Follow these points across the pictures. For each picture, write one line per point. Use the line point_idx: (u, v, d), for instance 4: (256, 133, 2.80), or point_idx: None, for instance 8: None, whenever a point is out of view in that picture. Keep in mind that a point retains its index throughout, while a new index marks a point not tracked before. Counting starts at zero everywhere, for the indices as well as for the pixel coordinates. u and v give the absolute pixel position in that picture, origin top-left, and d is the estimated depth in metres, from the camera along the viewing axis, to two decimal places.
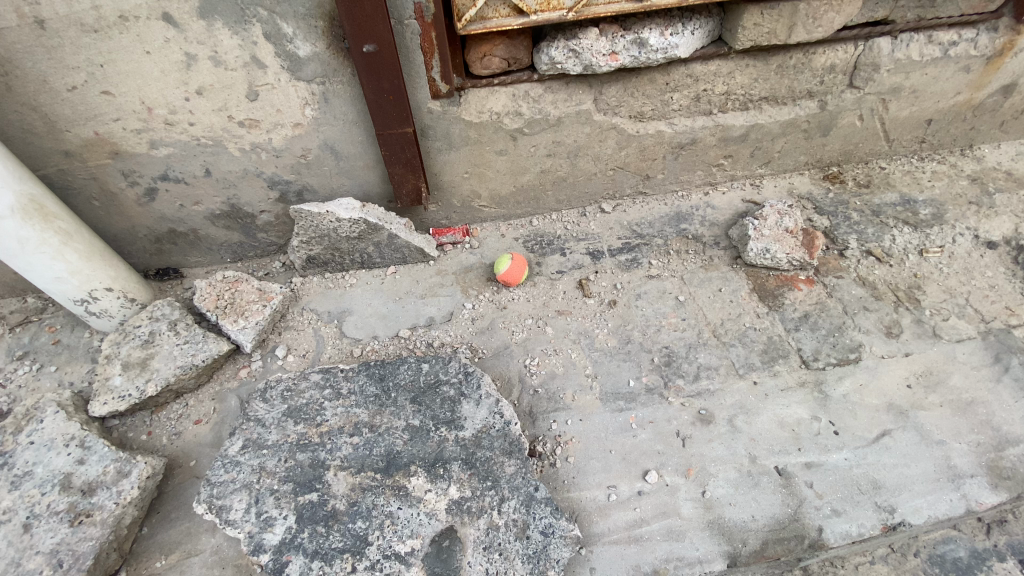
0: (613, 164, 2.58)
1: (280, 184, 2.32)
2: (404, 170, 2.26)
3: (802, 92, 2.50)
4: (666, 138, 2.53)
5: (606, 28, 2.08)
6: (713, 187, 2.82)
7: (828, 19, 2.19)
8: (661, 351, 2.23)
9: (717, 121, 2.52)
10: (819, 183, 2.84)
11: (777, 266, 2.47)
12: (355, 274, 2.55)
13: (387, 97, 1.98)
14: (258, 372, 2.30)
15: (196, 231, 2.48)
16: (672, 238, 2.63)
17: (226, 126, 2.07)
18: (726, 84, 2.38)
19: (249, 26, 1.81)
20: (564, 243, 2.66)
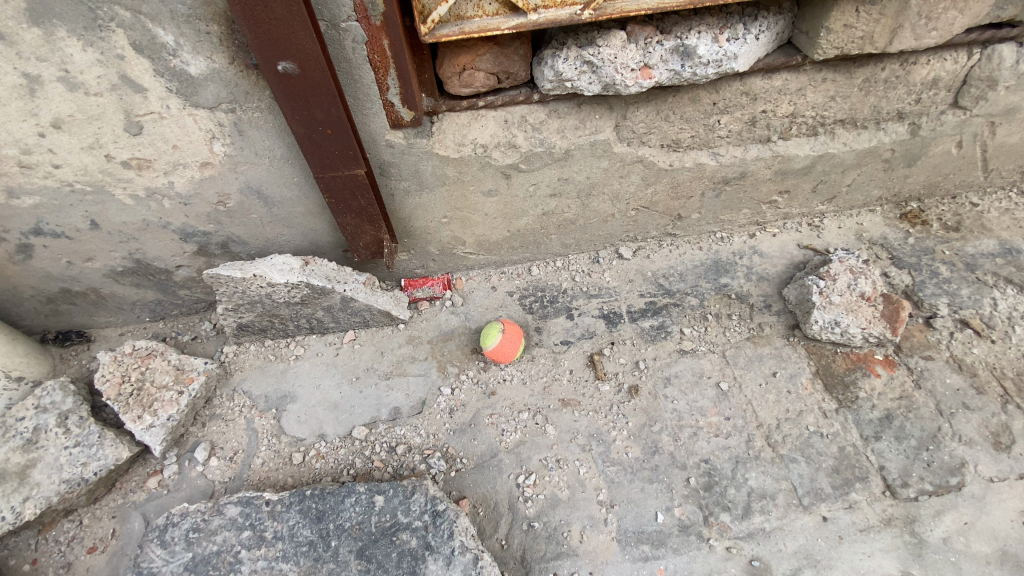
0: (636, 204, 1.96)
1: (196, 235, 1.75)
2: (359, 219, 1.68)
3: (891, 113, 1.92)
4: (707, 172, 1.89)
5: (636, 31, 1.46)
6: (761, 227, 2.22)
7: (946, 20, 1.58)
8: (698, 467, 1.68)
9: (775, 151, 1.90)
10: (895, 223, 2.25)
11: (847, 342, 1.90)
12: (303, 342, 2.01)
13: (324, 131, 1.39)
14: (172, 480, 1.79)
15: (97, 290, 1.93)
16: (709, 298, 2.03)
17: (105, 168, 1.50)
18: (793, 104, 1.77)
19: (107, 34, 1.23)
20: (570, 301, 2.07)
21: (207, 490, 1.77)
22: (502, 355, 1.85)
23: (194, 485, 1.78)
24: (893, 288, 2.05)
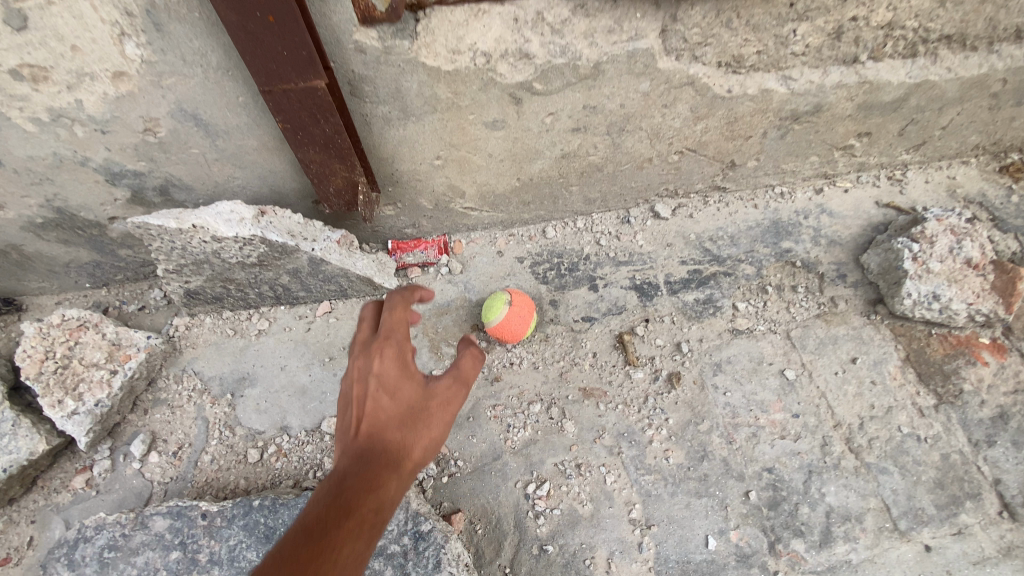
0: (679, 145, 1.55)
1: (126, 177, 1.40)
2: (325, 156, 1.30)
3: (1008, 29, 1.45)
4: (772, 102, 1.48)
5: None
6: (829, 181, 1.80)
7: None
8: (759, 478, 1.30)
9: (862, 76, 1.48)
10: (997, 177, 1.82)
11: (947, 323, 1.49)
12: (268, 314, 1.65)
13: (264, 19, 1.01)
14: (103, 479, 1.46)
15: (20, 248, 1.59)
16: (768, 265, 1.64)
17: None
18: (892, 10, 1.33)
19: None
20: (594, 268, 1.69)
21: (145, 493, 1.44)
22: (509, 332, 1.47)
23: (130, 485, 1.45)
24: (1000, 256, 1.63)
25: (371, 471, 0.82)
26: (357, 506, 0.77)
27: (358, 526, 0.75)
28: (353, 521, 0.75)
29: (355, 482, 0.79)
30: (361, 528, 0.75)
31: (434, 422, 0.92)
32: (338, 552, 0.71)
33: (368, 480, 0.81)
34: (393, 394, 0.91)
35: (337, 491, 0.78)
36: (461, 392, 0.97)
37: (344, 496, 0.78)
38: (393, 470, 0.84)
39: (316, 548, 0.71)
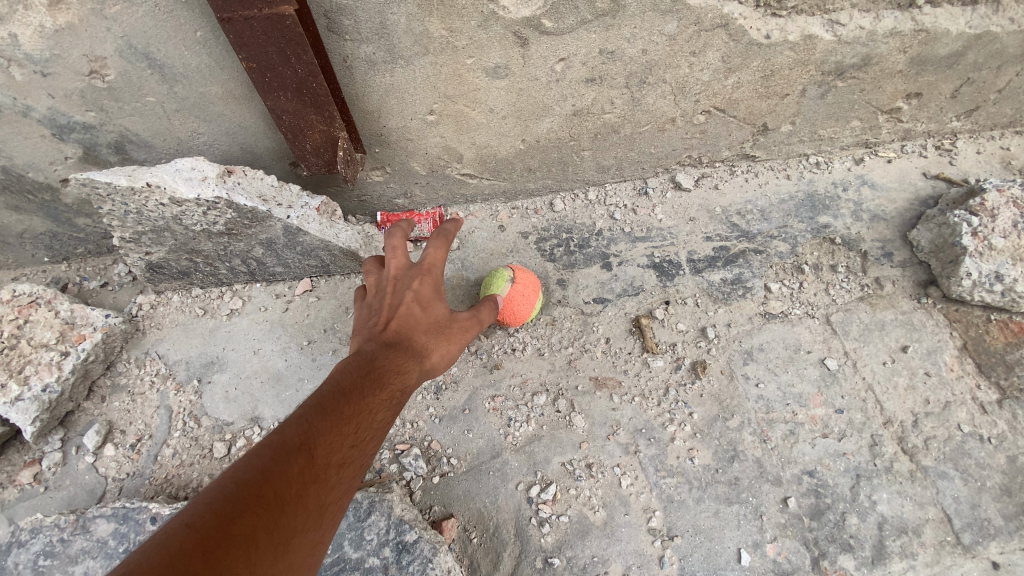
0: (707, 102, 1.37)
1: (74, 131, 1.23)
2: (298, 104, 1.12)
3: None
4: (816, 51, 1.29)
5: None
6: (871, 151, 1.62)
7: None
8: (799, 483, 1.13)
9: (919, 22, 1.28)
10: None
11: (1011, 307, 1.31)
12: (242, 292, 1.48)
13: None
14: (52, 474, 1.28)
15: None
16: (803, 243, 1.46)
17: None
18: None
19: None
20: (607, 245, 1.51)
21: (97, 490, 1.27)
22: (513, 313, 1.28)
23: (80, 482, 1.28)
24: None
25: (401, 360, 0.88)
26: (387, 388, 0.82)
27: (386, 407, 0.81)
28: (383, 399, 0.81)
29: (386, 366, 0.84)
30: (386, 408, 0.81)
31: (456, 341, 1.00)
32: (367, 426, 0.76)
33: (398, 368, 0.86)
34: (428, 303, 0.98)
35: (370, 368, 0.82)
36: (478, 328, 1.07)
37: (377, 376, 0.82)
38: (416, 366, 0.90)
39: (354, 414, 0.75)
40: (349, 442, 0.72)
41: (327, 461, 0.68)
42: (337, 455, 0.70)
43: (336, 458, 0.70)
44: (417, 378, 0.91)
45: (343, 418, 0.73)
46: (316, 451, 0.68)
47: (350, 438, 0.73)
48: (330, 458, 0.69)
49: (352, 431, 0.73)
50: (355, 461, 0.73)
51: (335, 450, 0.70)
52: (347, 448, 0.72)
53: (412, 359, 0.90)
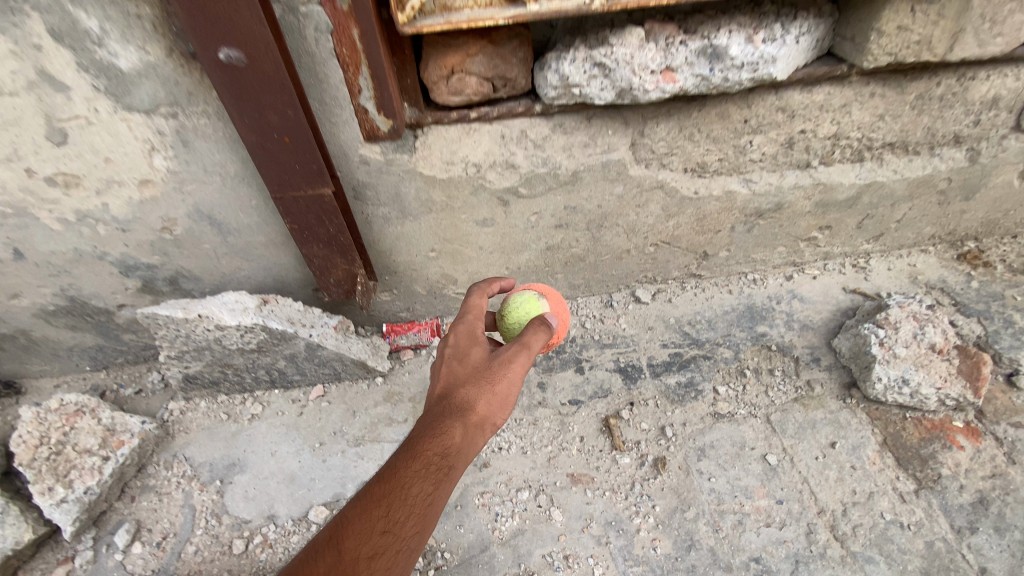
0: (655, 238, 1.72)
1: (138, 269, 1.50)
2: (327, 250, 1.41)
3: (945, 136, 1.65)
4: (736, 201, 1.64)
5: (656, 29, 1.22)
6: (799, 269, 1.94)
7: (1013, 23, 1.36)
8: (747, 569, 1.31)
9: (816, 179, 1.64)
10: (952, 265, 1.97)
11: (919, 406, 1.56)
12: (261, 398, 1.70)
13: (281, 140, 1.15)
14: (82, 572, 1.41)
15: (28, 333, 1.65)
16: (745, 350, 1.74)
17: (26, 187, 1.27)
18: (835, 123, 1.52)
19: (19, 17, 1.01)
20: (580, 352, 1.77)
21: None
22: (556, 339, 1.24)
23: None
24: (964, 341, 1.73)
25: (437, 424, 0.95)
26: (422, 461, 0.91)
27: (419, 480, 0.90)
28: (419, 471, 0.90)
29: (424, 439, 0.94)
30: (426, 480, 0.90)
31: (505, 382, 1.01)
32: (400, 505, 0.87)
33: (437, 436, 0.94)
34: (470, 357, 1.06)
35: (405, 448, 0.94)
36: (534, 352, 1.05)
37: (409, 449, 0.93)
38: (459, 422, 0.96)
39: (381, 500, 0.87)
40: (379, 527, 0.84)
41: (355, 550, 0.81)
42: (368, 544, 0.82)
43: (366, 548, 0.82)
44: (462, 432, 0.96)
45: (369, 509, 0.85)
46: (344, 545, 0.81)
47: (381, 523, 0.85)
48: (360, 549, 0.81)
49: (383, 515, 0.85)
50: (390, 545, 0.84)
51: (363, 542, 0.82)
52: (378, 534, 0.84)
53: (455, 417, 0.97)
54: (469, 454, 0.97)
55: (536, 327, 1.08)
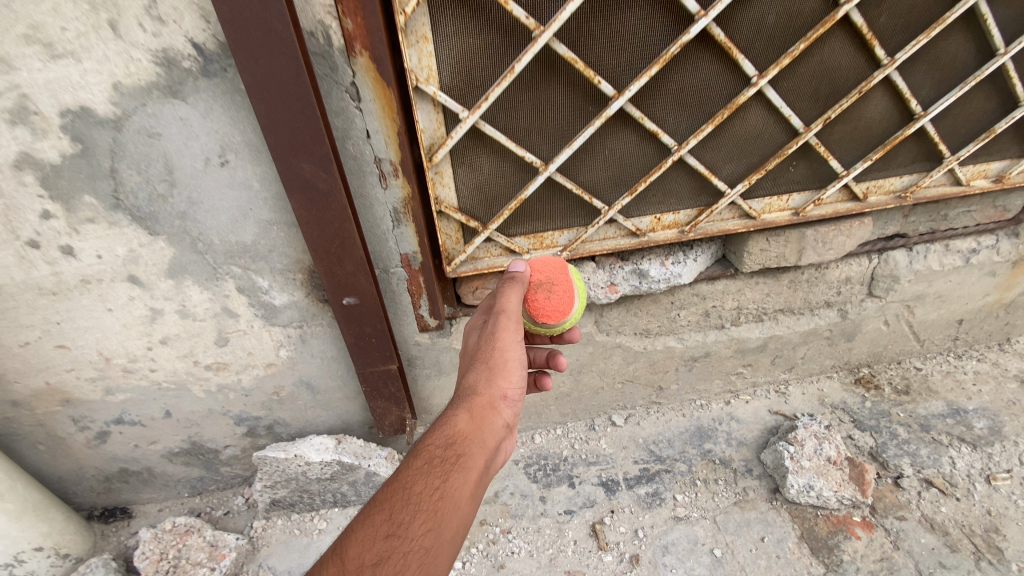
0: (621, 378, 2.37)
1: (249, 419, 2.09)
2: (387, 402, 2.02)
3: (819, 302, 2.31)
4: (676, 353, 2.32)
5: (603, 259, 1.96)
6: (734, 395, 2.56)
7: (839, 242, 2.06)
8: None
9: (730, 334, 2.32)
10: (852, 388, 2.58)
11: (825, 505, 2.09)
12: (326, 515, 2.20)
13: (369, 340, 1.80)
14: None
15: (151, 469, 2.18)
16: (696, 464, 2.30)
17: (191, 371, 1.89)
18: (737, 300, 2.21)
19: (221, 282, 1.68)
20: (571, 470, 2.32)
21: None
22: (546, 280, 1.43)
23: None
24: (858, 451, 2.32)
25: (440, 424, 1.19)
26: (427, 459, 1.10)
27: (420, 474, 1.06)
28: (421, 466, 1.08)
29: (428, 444, 1.14)
30: (429, 474, 1.07)
31: (495, 354, 1.30)
32: (406, 503, 1.01)
33: (439, 435, 1.16)
34: (469, 363, 1.35)
35: (410, 455, 1.12)
36: (515, 326, 1.33)
37: (415, 453, 1.12)
38: (460, 412, 1.20)
39: (384, 504, 1.02)
40: (382, 532, 0.97)
41: (363, 557, 0.93)
42: (373, 549, 0.94)
43: (370, 555, 0.93)
44: (462, 418, 1.19)
45: (373, 518, 0.99)
46: (350, 554, 0.94)
47: (385, 526, 0.98)
48: (365, 555, 0.93)
49: (387, 519, 0.99)
50: (394, 545, 0.95)
51: (367, 547, 0.94)
52: (384, 538, 0.96)
53: (455, 416, 1.21)
54: (474, 445, 1.17)
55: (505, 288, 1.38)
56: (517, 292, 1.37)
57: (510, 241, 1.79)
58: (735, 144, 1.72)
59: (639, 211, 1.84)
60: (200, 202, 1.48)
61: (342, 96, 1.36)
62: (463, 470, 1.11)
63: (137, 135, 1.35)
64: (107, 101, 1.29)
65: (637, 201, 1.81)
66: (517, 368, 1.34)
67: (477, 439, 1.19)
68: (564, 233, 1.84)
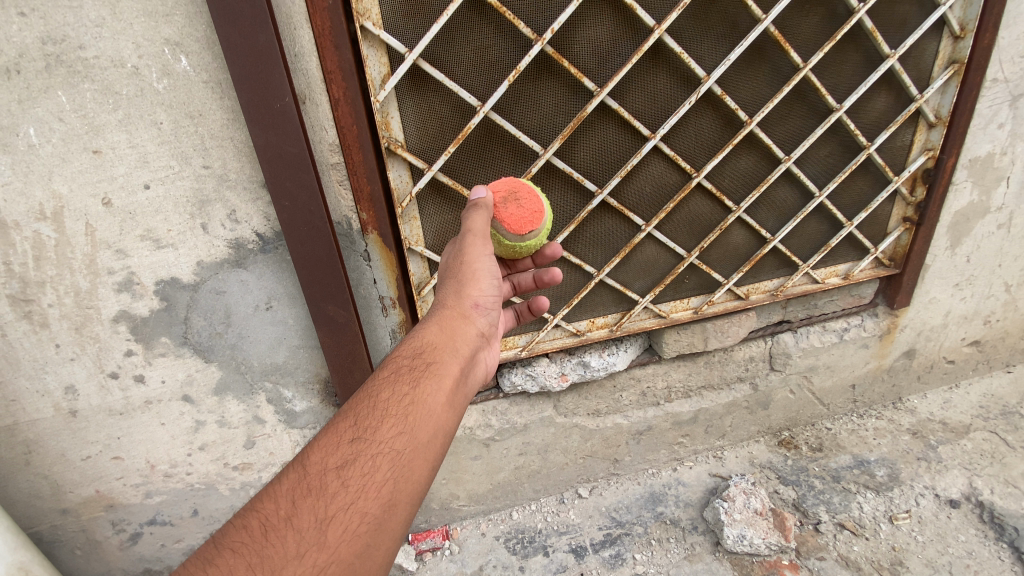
0: (581, 453, 2.82)
1: None
2: None
3: (733, 377, 2.89)
4: (624, 428, 2.80)
5: (554, 354, 2.50)
6: (679, 462, 3.03)
7: (733, 330, 2.69)
8: None
9: (666, 409, 2.84)
10: (775, 449, 3.08)
11: (758, 552, 2.49)
12: None
13: None
14: None
15: (172, 567, 2.45)
16: (651, 524, 2.70)
17: (220, 471, 2.28)
18: (665, 380, 2.76)
19: (255, 395, 2.15)
20: (545, 539, 2.69)
21: None
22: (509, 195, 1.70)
23: None
24: (783, 503, 2.76)
25: (410, 340, 1.35)
26: (393, 371, 1.26)
27: (387, 384, 1.23)
28: (389, 376, 1.25)
29: (397, 357, 1.31)
30: (397, 384, 1.23)
31: (464, 270, 1.46)
32: (375, 409, 1.18)
33: (407, 349, 1.32)
34: (442, 281, 1.51)
35: (380, 370, 1.30)
36: (479, 243, 1.51)
37: (385, 364, 1.30)
38: (428, 328, 1.37)
39: (352, 412, 1.20)
40: (348, 437, 1.14)
41: (331, 459, 1.11)
42: (342, 449, 1.12)
43: (338, 457, 1.11)
44: (431, 331, 1.36)
45: (340, 428, 1.17)
46: (317, 457, 1.12)
47: (351, 433, 1.15)
48: (334, 455, 1.12)
49: (353, 425, 1.16)
50: (360, 445, 1.13)
51: (335, 449, 1.13)
52: (350, 441, 1.13)
53: (422, 331, 1.36)
54: (441, 353, 1.31)
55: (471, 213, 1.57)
56: (483, 216, 1.55)
57: None
58: (640, 266, 2.39)
59: (577, 316, 2.44)
60: (247, 335, 2.01)
61: (357, 258, 1.97)
62: (429, 377, 1.25)
63: (208, 292, 1.90)
64: (190, 272, 1.85)
65: (574, 310, 2.41)
66: (484, 279, 1.48)
67: (446, 347, 1.34)
68: (522, 337, 2.38)
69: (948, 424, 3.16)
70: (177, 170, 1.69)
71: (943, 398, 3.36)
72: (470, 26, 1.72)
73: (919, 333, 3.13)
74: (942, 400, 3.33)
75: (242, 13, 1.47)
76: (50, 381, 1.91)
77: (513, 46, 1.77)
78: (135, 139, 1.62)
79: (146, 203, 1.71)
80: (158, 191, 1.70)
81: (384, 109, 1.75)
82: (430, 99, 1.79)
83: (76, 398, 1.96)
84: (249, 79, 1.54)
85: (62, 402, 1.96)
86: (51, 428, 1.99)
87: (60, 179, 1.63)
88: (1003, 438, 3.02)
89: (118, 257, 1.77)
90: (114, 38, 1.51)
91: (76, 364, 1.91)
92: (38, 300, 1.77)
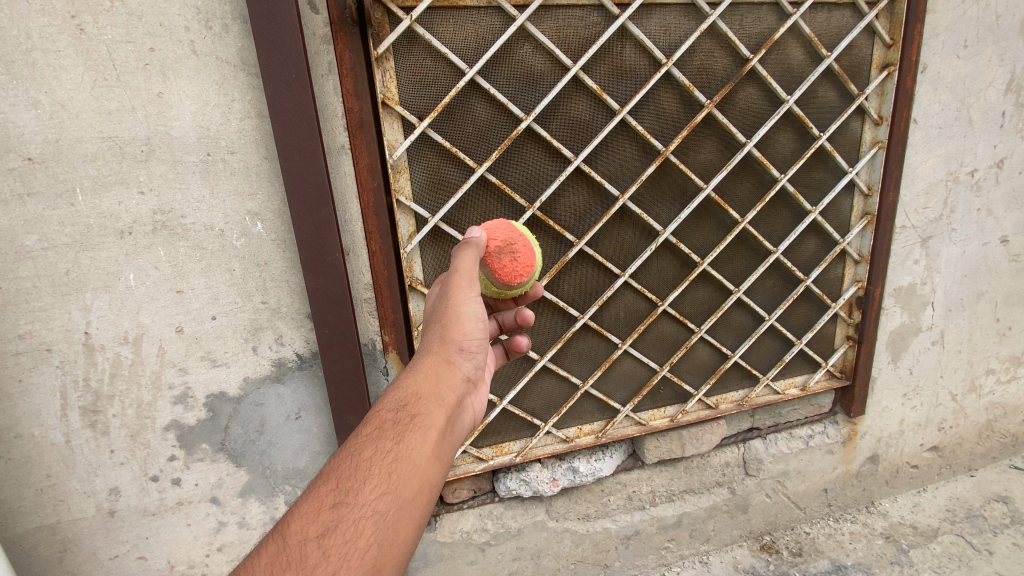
0: (573, 558, 2.96)
1: None
2: None
3: (712, 481, 3.13)
4: (613, 533, 2.98)
5: (546, 460, 2.77)
6: (667, 566, 3.16)
7: (707, 437, 2.99)
8: None
9: (651, 513, 3.03)
10: (758, 554, 3.23)
11: None
12: None
13: None
14: None
15: None
16: None
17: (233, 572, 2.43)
18: (649, 484, 3.00)
19: (275, 497, 2.39)
20: None
21: None
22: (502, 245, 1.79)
23: None
24: None
25: (395, 391, 1.48)
26: (378, 428, 1.39)
27: (369, 443, 1.36)
28: (371, 435, 1.38)
29: (381, 411, 1.44)
30: (381, 442, 1.36)
31: (447, 312, 1.58)
32: (356, 476, 1.30)
33: (391, 403, 1.45)
34: (428, 325, 1.63)
35: (365, 424, 1.43)
36: (467, 286, 1.61)
37: (369, 419, 1.44)
38: (413, 377, 1.50)
39: (333, 475, 1.32)
40: (330, 503, 1.25)
41: (311, 528, 1.21)
42: (324, 516, 1.23)
43: (320, 525, 1.21)
44: (414, 381, 1.49)
45: (320, 495, 1.28)
46: (301, 524, 1.22)
47: (333, 498, 1.26)
48: (315, 523, 1.22)
49: (334, 491, 1.28)
50: (341, 509, 1.25)
51: (316, 517, 1.23)
52: (331, 509, 1.24)
53: (407, 383, 1.49)
54: (423, 403, 1.45)
55: (461, 251, 1.65)
56: (472, 252, 1.64)
57: (479, 450, 2.60)
58: (619, 378, 2.76)
59: (566, 424, 2.76)
60: (277, 442, 2.32)
61: (378, 373, 2.34)
62: (412, 431, 1.39)
63: (249, 404, 2.24)
64: (237, 386, 2.20)
65: (563, 417, 2.73)
66: (469, 322, 1.61)
67: (430, 396, 1.47)
68: (517, 442, 2.69)
69: (918, 527, 3.34)
70: (241, 305, 2.11)
71: (913, 501, 3.55)
72: (479, 197, 2.24)
73: (879, 439, 3.42)
74: (912, 503, 3.53)
75: (310, 194, 1.95)
76: (98, 483, 2.15)
77: (510, 209, 2.28)
78: (212, 282, 2.06)
79: (211, 330, 2.10)
80: (222, 321, 2.10)
81: (409, 257, 2.22)
82: (445, 248, 2.27)
83: (117, 499, 2.19)
84: (309, 239, 1.99)
85: (104, 502, 2.18)
86: (88, 528, 2.19)
87: (146, 313, 2.02)
88: (970, 541, 3.20)
89: (179, 374, 2.11)
90: (209, 209, 1.99)
91: (124, 468, 2.16)
92: (105, 411, 2.08)
